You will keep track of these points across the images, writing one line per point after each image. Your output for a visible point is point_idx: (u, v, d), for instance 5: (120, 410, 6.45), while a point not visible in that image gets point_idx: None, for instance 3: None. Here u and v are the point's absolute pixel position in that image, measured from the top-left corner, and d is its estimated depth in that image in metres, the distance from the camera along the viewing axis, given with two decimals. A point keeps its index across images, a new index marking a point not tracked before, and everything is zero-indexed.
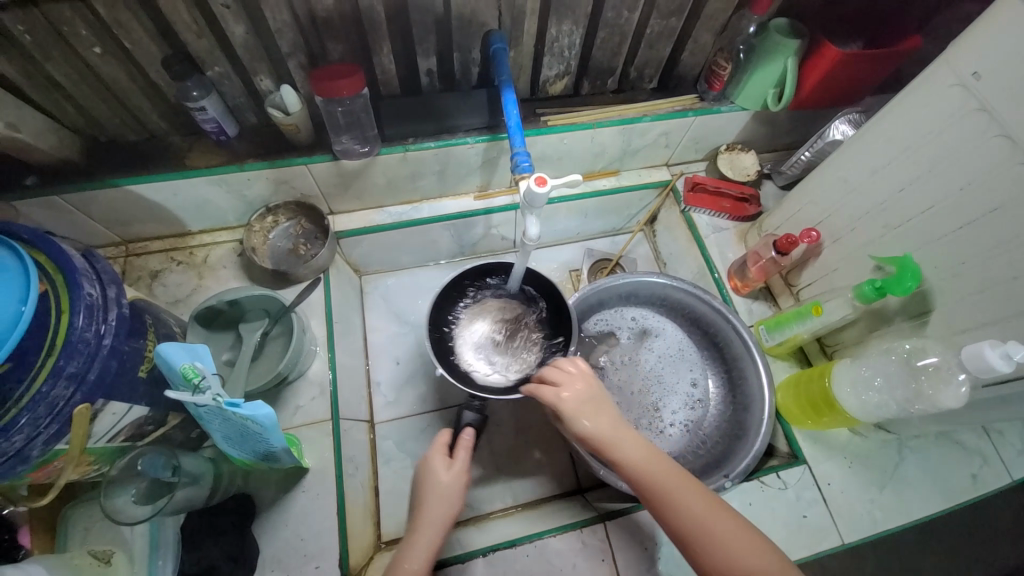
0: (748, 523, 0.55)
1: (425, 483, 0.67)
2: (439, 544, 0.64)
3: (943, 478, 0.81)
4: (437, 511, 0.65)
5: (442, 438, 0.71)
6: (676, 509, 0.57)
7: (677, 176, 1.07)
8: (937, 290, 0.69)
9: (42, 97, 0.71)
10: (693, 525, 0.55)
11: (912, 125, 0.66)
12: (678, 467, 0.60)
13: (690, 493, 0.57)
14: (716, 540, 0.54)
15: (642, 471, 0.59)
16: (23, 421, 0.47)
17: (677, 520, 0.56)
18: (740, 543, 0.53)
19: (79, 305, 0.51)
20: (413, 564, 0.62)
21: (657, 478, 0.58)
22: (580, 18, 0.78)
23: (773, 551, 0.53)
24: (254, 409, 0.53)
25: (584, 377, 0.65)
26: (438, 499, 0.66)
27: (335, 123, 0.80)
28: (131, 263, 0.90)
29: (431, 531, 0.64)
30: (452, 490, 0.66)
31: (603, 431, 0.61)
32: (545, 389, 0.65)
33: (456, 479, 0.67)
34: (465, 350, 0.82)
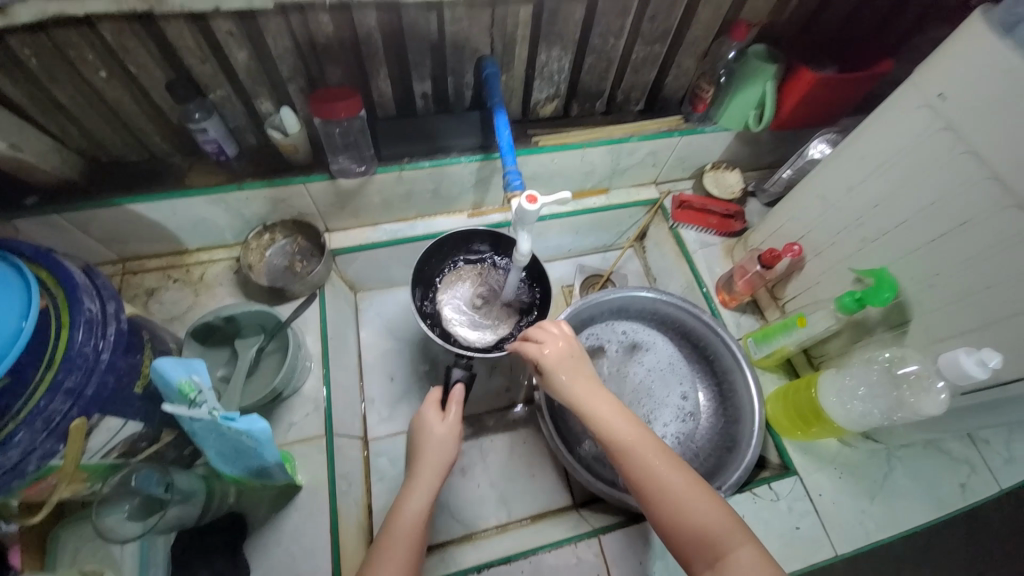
0: (702, 482, 0.57)
1: (422, 434, 0.73)
2: (436, 489, 0.68)
3: (933, 488, 0.82)
4: (433, 459, 0.70)
5: (435, 394, 0.77)
6: (638, 467, 0.58)
7: (665, 194, 1.10)
8: (915, 302, 0.71)
9: (46, 119, 0.72)
10: (654, 483, 0.57)
11: (884, 144, 0.70)
12: (644, 427, 0.62)
13: (654, 450, 0.59)
14: (673, 497, 0.56)
15: (609, 429, 0.60)
16: (20, 436, 0.48)
17: (638, 478, 0.58)
18: (695, 499, 0.55)
19: (79, 320, 0.52)
20: (410, 507, 0.65)
21: (624, 435, 0.60)
22: (569, 44, 0.82)
23: (721, 506, 0.55)
24: (250, 424, 0.54)
25: (564, 338, 0.69)
26: (432, 449, 0.71)
27: (333, 143, 0.83)
28: (128, 281, 0.91)
29: (428, 479, 0.68)
30: (445, 440, 0.72)
31: (575, 387, 0.64)
32: (528, 346, 0.69)
33: (449, 429, 0.73)
34: (450, 304, 0.90)
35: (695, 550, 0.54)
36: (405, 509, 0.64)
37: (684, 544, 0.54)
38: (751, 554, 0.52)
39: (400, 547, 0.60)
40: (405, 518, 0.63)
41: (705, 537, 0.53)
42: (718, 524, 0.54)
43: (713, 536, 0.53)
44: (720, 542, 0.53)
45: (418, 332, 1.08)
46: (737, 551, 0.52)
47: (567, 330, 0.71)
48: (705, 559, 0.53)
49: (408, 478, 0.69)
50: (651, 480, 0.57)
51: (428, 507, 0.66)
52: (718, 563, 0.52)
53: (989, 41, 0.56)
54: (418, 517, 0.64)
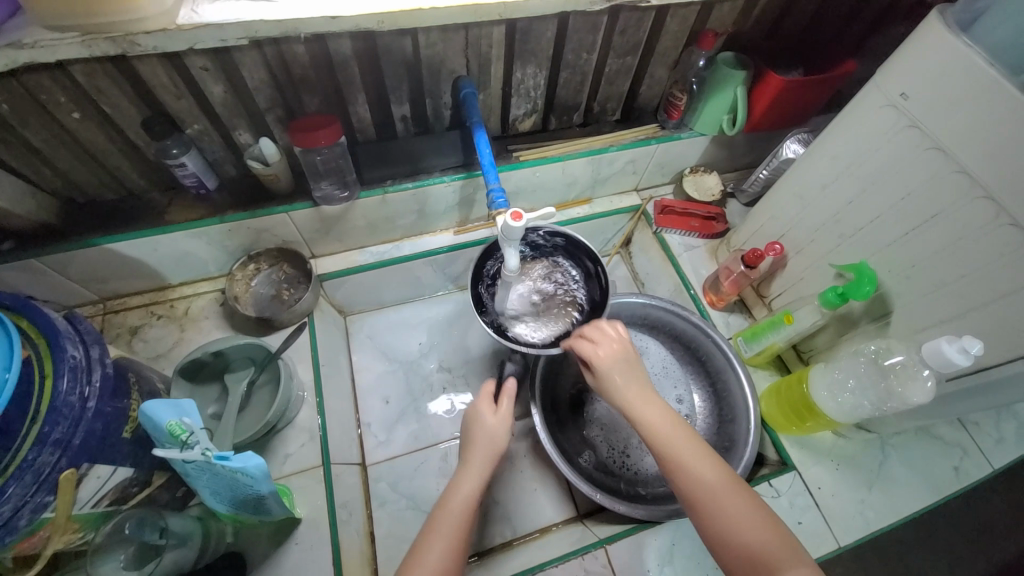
0: (756, 497, 0.58)
1: (472, 427, 0.72)
2: (486, 480, 0.68)
3: (928, 473, 0.84)
4: (482, 450, 0.70)
5: (488, 387, 0.76)
6: (690, 480, 0.59)
7: (647, 200, 1.12)
8: (894, 293, 0.73)
9: (18, 163, 0.71)
10: (707, 498, 0.57)
11: (854, 143, 0.72)
12: (698, 440, 0.62)
13: (709, 464, 0.60)
14: (726, 514, 0.56)
15: (662, 439, 0.62)
16: (11, 490, 0.46)
17: (691, 490, 0.59)
18: (749, 516, 0.55)
19: (63, 369, 0.51)
20: (461, 493, 0.65)
21: (677, 447, 0.61)
22: (543, 61, 0.84)
23: (774, 523, 0.55)
24: (246, 461, 0.53)
25: (619, 341, 0.69)
26: (483, 443, 0.70)
27: (314, 170, 0.83)
28: (110, 320, 0.89)
29: (478, 468, 0.68)
30: (494, 433, 0.71)
31: (628, 389, 0.66)
32: (581, 342, 0.69)
33: (501, 424, 0.72)
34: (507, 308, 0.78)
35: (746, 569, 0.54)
36: (456, 496, 0.65)
37: (735, 562, 0.54)
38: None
39: (447, 531, 0.61)
40: (456, 503, 0.64)
41: (758, 558, 0.53)
42: (772, 543, 0.54)
43: (764, 556, 0.53)
44: (773, 563, 0.52)
45: (411, 353, 1.08)
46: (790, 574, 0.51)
47: (618, 331, 0.70)
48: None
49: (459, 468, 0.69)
50: (704, 493, 0.58)
51: (476, 498, 0.65)
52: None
53: (945, 42, 0.58)
54: (466, 506, 0.64)
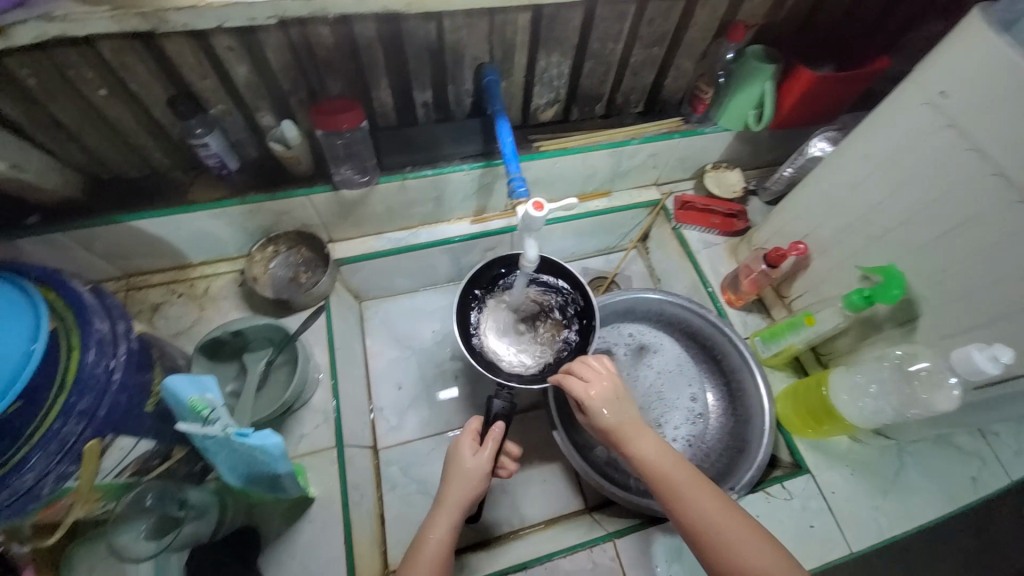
0: (757, 526, 0.58)
1: (453, 466, 0.69)
2: (460, 523, 0.66)
3: (944, 482, 0.82)
4: (459, 492, 0.67)
5: (472, 425, 0.73)
6: (686, 510, 0.59)
7: (667, 195, 1.11)
8: (922, 297, 0.71)
9: (46, 138, 0.72)
10: (702, 526, 0.58)
11: (889, 142, 0.70)
12: (694, 471, 0.62)
13: (703, 492, 0.60)
14: (722, 542, 0.57)
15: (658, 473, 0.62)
16: (34, 459, 0.47)
17: (688, 519, 0.59)
18: (747, 543, 0.56)
19: (90, 341, 0.52)
20: (435, 540, 0.64)
21: (671, 479, 0.61)
22: (567, 49, 0.83)
23: (778, 553, 0.55)
24: (264, 439, 0.54)
25: (609, 377, 0.67)
26: (464, 487, 0.67)
27: (335, 154, 0.83)
28: (132, 296, 0.90)
29: (451, 512, 0.66)
30: (474, 475, 0.67)
31: (623, 426, 0.64)
32: (572, 382, 0.67)
33: (483, 466, 0.67)
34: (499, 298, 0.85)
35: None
36: (429, 541, 0.64)
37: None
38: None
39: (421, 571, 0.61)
40: (426, 552, 0.63)
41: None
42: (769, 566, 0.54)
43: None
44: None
45: (424, 340, 1.08)
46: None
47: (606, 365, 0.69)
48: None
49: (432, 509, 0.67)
50: (700, 521, 0.58)
51: (450, 543, 0.65)
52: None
53: (989, 38, 0.56)
54: (439, 552, 0.63)
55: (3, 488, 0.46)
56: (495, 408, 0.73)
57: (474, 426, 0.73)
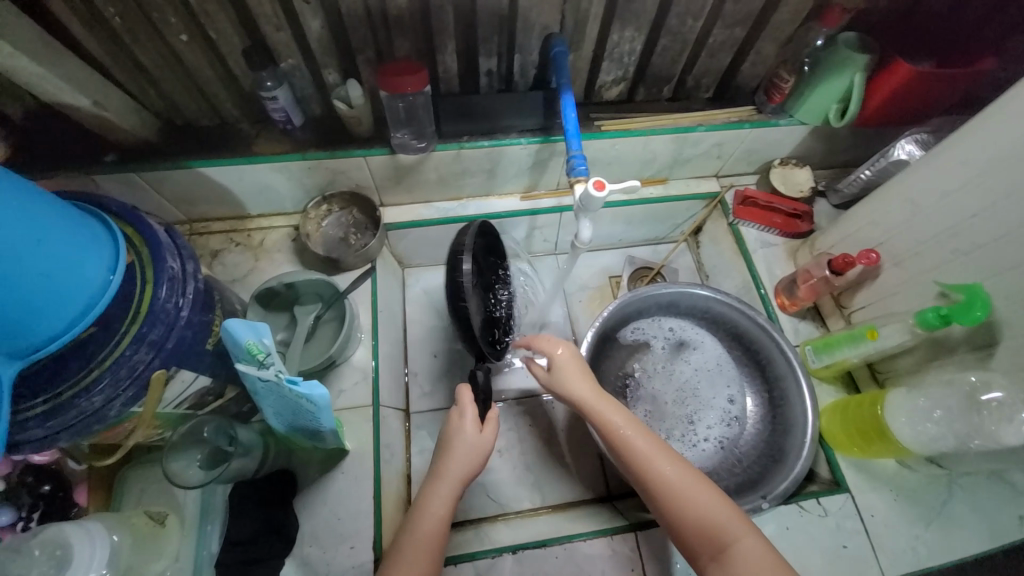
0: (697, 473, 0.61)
1: (450, 442, 0.69)
2: (454, 496, 0.66)
3: (993, 518, 0.76)
4: (458, 467, 0.67)
5: (466, 395, 0.71)
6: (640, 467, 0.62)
7: (727, 188, 1.05)
8: (1006, 323, 0.66)
9: (127, 79, 0.75)
10: (656, 483, 0.60)
11: (992, 150, 0.63)
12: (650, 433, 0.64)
13: (658, 451, 0.62)
14: (675, 497, 0.59)
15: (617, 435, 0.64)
16: (105, 382, 0.51)
17: (644, 478, 0.61)
18: (701, 498, 0.58)
19: (162, 278, 0.55)
20: (435, 511, 0.63)
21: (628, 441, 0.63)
22: (643, 24, 0.78)
23: (719, 497, 0.59)
24: (311, 389, 0.56)
25: (570, 345, 0.74)
26: (458, 458, 0.67)
27: (395, 117, 0.83)
28: (194, 241, 0.95)
29: (450, 481, 0.66)
30: (472, 450, 0.68)
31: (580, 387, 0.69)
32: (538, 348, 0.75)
33: (487, 436, 0.69)
34: None
35: (698, 542, 0.57)
36: (429, 509, 0.63)
37: (687, 537, 0.58)
38: (750, 546, 0.55)
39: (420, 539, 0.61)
40: (428, 526, 0.62)
41: (707, 531, 0.57)
42: (722, 517, 0.57)
43: (715, 529, 0.57)
44: (723, 536, 0.56)
45: None
46: (738, 544, 0.55)
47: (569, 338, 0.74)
48: (707, 550, 0.56)
49: (430, 481, 0.67)
50: (657, 479, 0.60)
51: (448, 514, 0.64)
52: (719, 556, 0.56)
53: None
54: (439, 526, 0.62)
55: (74, 407, 0.50)
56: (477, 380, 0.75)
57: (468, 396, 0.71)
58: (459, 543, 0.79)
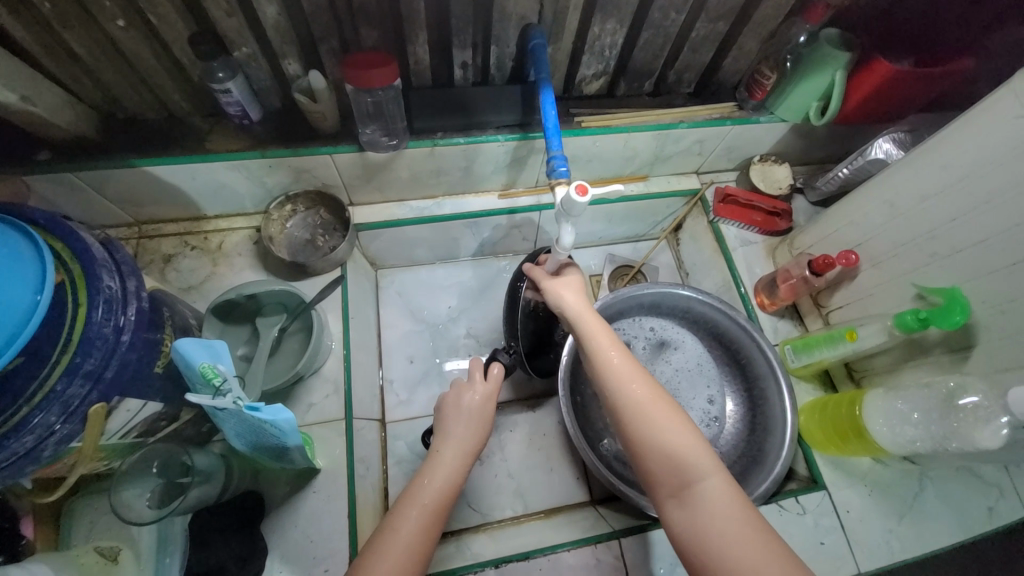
0: (681, 411, 0.58)
1: (456, 400, 0.71)
2: (465, 467, 0.65)
3: (963, 510, 0.78)
4: (464, 433, 0.67)
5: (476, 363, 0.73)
6: (624, 398, 0.58)
7: (707, 185, 1.04)
8: (982, 326, 0.67)
9: (57, 69, 0.67)
10: (638, 413, 0.57)
11: (973, 153, 0.63)
12: (638, 369, 0.61)
13: (647, 386, 0.59)
14: (652, 426, 0.56)
15: (603, 366, 0.61)
16: (36, 420, 0.46)
17: (624, 408, 0.58)
18: (679, 434, 0.56)
19: (98, 299, 0.50)
20: (446, 469, 0.63)
21: (614, 371, 0.60)
22: (625, 16, 0.75)
23: (697, 435, 0.56)
24: (275, 413, 0.52)
25: (577, 281, 0.72)
26: (464, 421, 0.68)
27: (363, 111, 0.77)
28: (144, 245, 0.87)
29: (455, 451, 0.65)
30: (477, 410, 0.70)
31: (580, 314, 0.67)
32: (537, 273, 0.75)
33: (485, 404, 0.70)
34: None
35: (666, 477, 0.54)
36: (438, 475, 0.63)
37: (655, 471, 0.55)
38: (718, 487, 0.52)
39: (420, 506, 0.59)
40: (431, 492, 0.60)
41: (678, 466, 0.54)
42: (697, 454, 0.54)
43: (686, 466, 0.54)
44: (694, 472, 0.53)
45: (440, 315, 1.05)
46: (706, 482, 0.53)
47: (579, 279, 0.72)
48: (671, 486, 0.54)
49: (436, 447, 0.66)
50: (637, 411, 0.57)
51: (455, 484, 0.63)
52: (680, 494, 0.53)
53: None
54: (440, 495, 0.61)
55: (1, 449, 0.44)
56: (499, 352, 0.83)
57: (495, 371, 0.73)
58: (440, 558, 0.76)
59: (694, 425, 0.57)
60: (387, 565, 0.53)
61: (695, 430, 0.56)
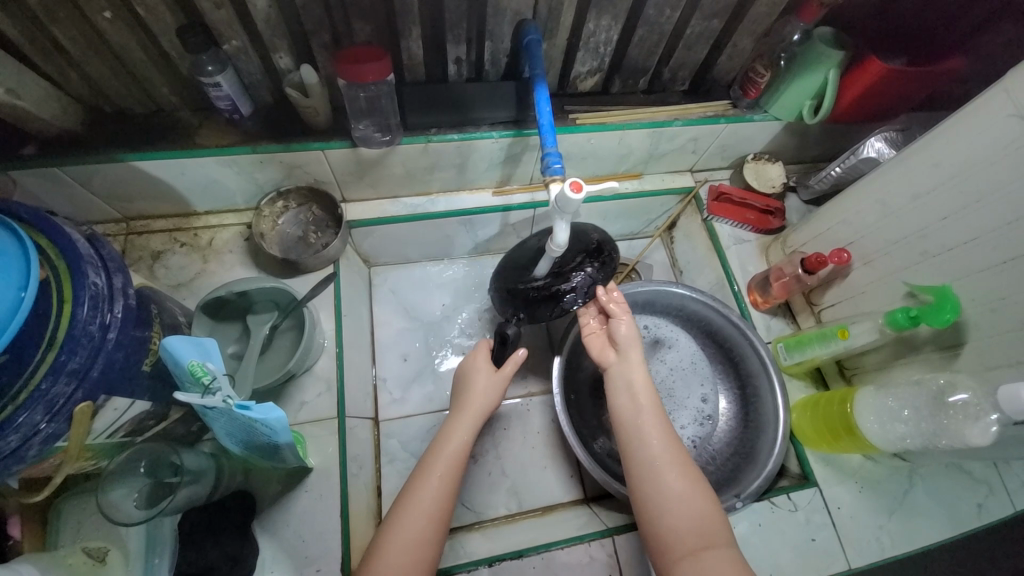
0: (703, 475, 0.60)
1: (467, 379, 0.75)
2: (475, 431, 0.70)
3: (952, 506, 0.79)
4: (476, 402, 0.72)
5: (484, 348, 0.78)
6: (649, 452, 0.61)
7: (701, 183, 1.04)
8: (972, 324, 0.67)
9: (43, 61, 0.66)
10: (660, 469, 0.59)
11: (964, 152, 0.64)
12: (671, 429, 0.63)
13: (675, 448, 0.61)
14: (676, 485, 0.58)
15: (638, 418, 0.63)
16: (20, 419, 0.45)
17: (651, 464, 0.60)
18: (698, 500, 0.57)
19: (83, 295, 0.49)
20: (452, 445, 0.67)
21: (649, 426, 0.62)
22: (620, 13, 0.75)
23: (714, 502, 0.58)
24: (266, 412, 0.51)
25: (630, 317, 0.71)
26: (473, 393, 0.72)
27: (356, 107, 0.76)
28: (132, 242, 0.86)
29: (470, 421, 0.70)
30: (487, 386, 0.73)
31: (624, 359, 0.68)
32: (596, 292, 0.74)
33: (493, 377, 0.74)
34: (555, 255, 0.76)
35: (681, 536, 0.56)
36: (447, 451, 0.66)
37: (670, 530, 0.56)
38: (728, 556, 0.54)
39: (436, 478, 0.63)
40: (448, 452, 0.66)
41: (692, 529, 0.56)
42: (712, 521, 0.56)
43: (701, 530, 0.55)
44: (708, 537, 0.55)
45: (433, 313, 1.05)
46: (718, 550, 0.54)
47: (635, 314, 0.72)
48: (687, 547, 0.55)
49: (454, 413, 0.71)
50: (663, 469, 0.59)
51: (465, 448, 0.68)
52: (696, 554, 0.54)
53: None
54: (456, 457, 0.66)
55: None
56: (506, 330, 0.77)
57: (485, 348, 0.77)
58: None
59: (713, 491, 0.59)
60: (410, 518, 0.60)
61: (715, 497, 0.58)
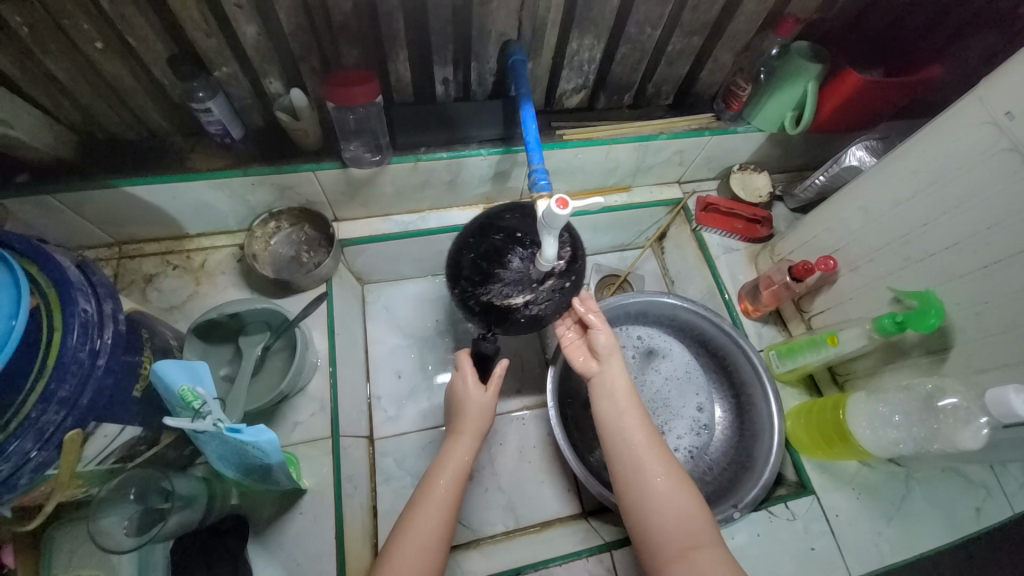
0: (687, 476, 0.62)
1: (458, 400, 0.74)
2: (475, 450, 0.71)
3: (949, 510, 0.79)
4: (473, 424, 0.72)
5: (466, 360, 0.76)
6: (634, 455, 0.62)
7: (689, 194, 1.05)
8: (958, 328, 0.68)
9: (35, 92, 0.67)
10: (646, 471, 0.61)
11: (941, 160, 0.65)
12: (653, 430, 0.65)
13: (658, 449, 0.63)
14: (662, 487, 0.60)
15: (622, 421, 0.65)
16: (12, 447, 0.45)
17: (637, 467, 0.62)
18: (685, 501, 0.59)
19: (73, 323, 0.49)
20: (446, 472, 0.66)
21: (632, 427, 0.64)
22: (602, 32, 0.77)
23: (700, 501, 0.60)
24: (257, 434, 0.50)
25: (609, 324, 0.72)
26: (468, 414, 0.72)
27: (345, 129, 0.77)
28: (125, 266, 0.86)
29: (468, 442, 0.70)
30: (481, 408, 0.73)
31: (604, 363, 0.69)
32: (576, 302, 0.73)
33: (486, 399, 0.74)
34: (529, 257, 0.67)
35: (670, 538, 0.57)
36: (448, 466, 0.67)
37: (659, 532, 0.58)
38: (716, 554, 0.56)
39: (435, 508, 0.63)
40: (445, 480, 0.66)
41: (680, 530, 0.57)
42: (699, 521, 0.58)
43: (690, 530, 0.57)
44: (695, 536, 0.57)
45: (427, 329, 1.05)
46: (706, 549, 0.56)
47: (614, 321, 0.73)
48: (677, 548, 0.56)
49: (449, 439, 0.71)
50: (649, 471, 0.61)
51: (462, 472, 0.68)
52: (685, 554, 0.56)
53: None
54: (452, 483, 0.66)
55: None
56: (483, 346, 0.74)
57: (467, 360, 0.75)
58: None
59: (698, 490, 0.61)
60: (411, 548, 0.59)
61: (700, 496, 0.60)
